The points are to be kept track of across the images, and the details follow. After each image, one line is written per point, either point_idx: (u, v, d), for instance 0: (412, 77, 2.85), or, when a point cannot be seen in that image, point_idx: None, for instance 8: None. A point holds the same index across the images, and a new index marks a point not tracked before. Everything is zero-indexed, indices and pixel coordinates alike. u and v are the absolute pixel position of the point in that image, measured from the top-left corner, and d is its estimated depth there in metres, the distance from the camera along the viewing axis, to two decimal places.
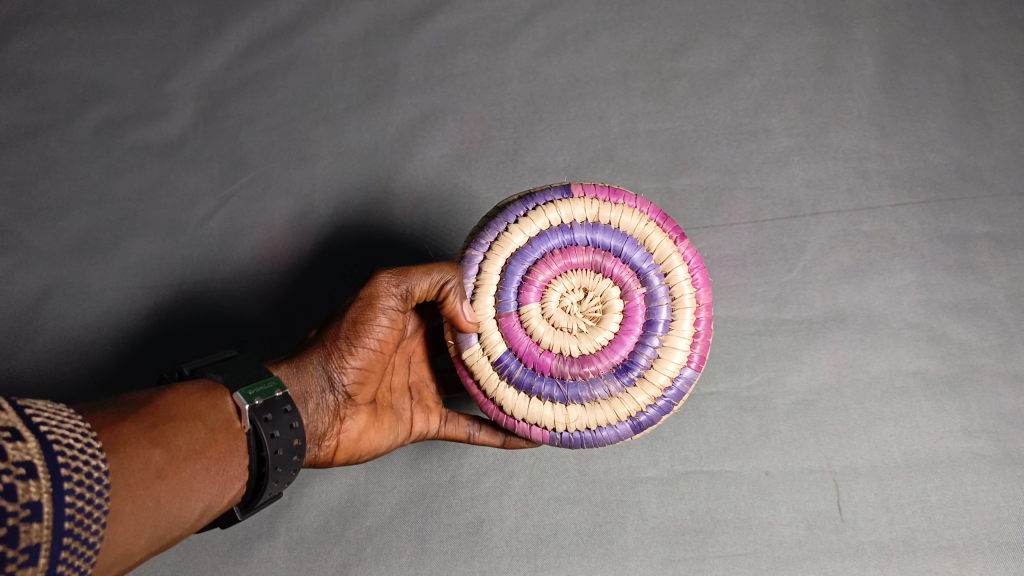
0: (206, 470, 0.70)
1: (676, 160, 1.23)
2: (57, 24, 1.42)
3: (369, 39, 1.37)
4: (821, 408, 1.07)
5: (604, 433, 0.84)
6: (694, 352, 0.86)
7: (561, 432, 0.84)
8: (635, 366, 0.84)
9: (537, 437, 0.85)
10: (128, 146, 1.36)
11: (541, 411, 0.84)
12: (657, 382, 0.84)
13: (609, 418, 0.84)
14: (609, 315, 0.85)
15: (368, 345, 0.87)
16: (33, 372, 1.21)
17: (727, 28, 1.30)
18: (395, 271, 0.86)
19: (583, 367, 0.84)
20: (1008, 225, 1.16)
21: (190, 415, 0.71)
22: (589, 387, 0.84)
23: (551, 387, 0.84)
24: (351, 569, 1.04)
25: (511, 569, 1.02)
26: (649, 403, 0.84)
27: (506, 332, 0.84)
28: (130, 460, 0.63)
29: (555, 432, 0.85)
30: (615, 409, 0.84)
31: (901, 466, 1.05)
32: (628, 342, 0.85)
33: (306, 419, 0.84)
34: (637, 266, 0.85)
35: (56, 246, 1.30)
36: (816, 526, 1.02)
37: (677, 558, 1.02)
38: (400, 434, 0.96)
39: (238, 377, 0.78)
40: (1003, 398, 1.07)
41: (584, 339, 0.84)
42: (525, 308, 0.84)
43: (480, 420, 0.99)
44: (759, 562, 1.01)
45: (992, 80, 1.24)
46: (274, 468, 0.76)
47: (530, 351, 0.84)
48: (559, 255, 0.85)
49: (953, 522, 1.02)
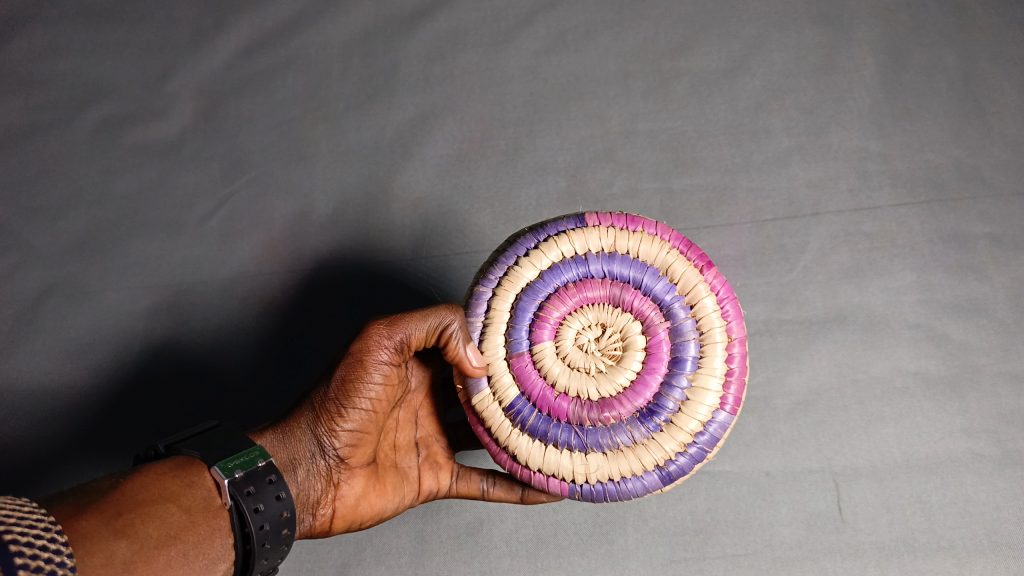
0: (181, 556, 0.70)
1: (676, 160, 1.23)
2: (56, 23, 1.42)
3: (369, 38, 1.37)
4: (822, 409, 1.07)
5: (629, 484, 0.79)
6: (728, 393, 0.80)
7: (581, 484, 0.79)
8: (662, 411, 0.79)
9: (555, 489, 0.80)
10: (128, 146, 1.35)
11: (560, 461, 0.79)
12: (686, 427, 0.79)
13: (635, 468, 0.78)
14: (630, 353, 0.80)
15: (361, 405, 0.82)
16: (33, 373, 1.21)
17: (727, 28, 1.30)
18: (387, 320, 0.82)
19: (604, 413, 0.79)
20: (1009, 225, 1.16)
21: (163, 499, 0.71)
22: (612, 435, 0.79)
23: (571, 436, 0.79)
24: (351, 569, 1.04)
25: (511, 569, 1.02)
26: (679, 451, 0.79)
27: (519, 375, 0.80)
28: (93, 557, 0.63)
29: (574, 484, 0.80)
30: (642, 458, 0.78)
31: (902, 466, 1.05)
32: (653, 384, 0.80)
33: (296, 490, 0.82)
34: (659, 297, 0.81)
35: (55, 247, 1.30)
36: (817, 526, 1.02)
37: (678, 558, 1.01)
38: (406, 496, 0.93)
39: (216, 451, 0.76)
40: (1003, 398, 1.07)
41: (604, 382, 0.80)
42: (540, 347, 0.80)
43: (493, 476, 0.96)
44: (760, 563, 1.01)
45: (993, 80, 1.24)
46: (262, 546, 0.74)
47: (545, 395, 0.80)
48: (574, 289, 0.81)
49: (954, 523, 1.02)
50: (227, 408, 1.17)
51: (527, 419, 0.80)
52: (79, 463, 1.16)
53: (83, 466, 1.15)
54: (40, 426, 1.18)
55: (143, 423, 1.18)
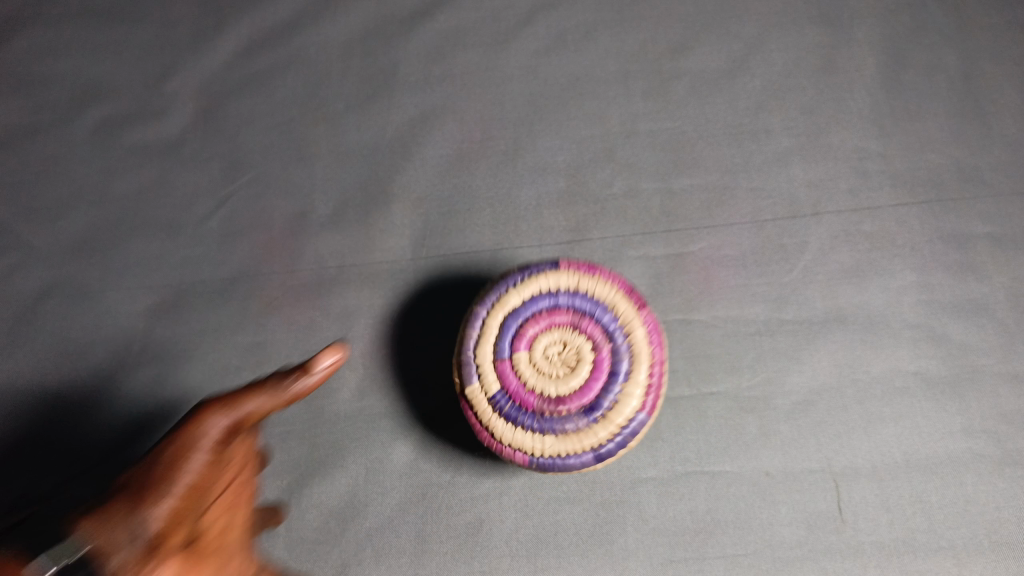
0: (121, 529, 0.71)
1: (676, 160, 1.23)
2: (56, 23, 1.42)
3: (369, 38, 1.37)
4: (821, 409, 1.07)
5: (566, 461, 0.91)
6: (653, 397, 0.93)
7: (537, 458, 0.92)
8: (599, 406, 0.91)
9: (518, 461, 0.93)
10: (127, 145, 1.35)
11: (511, 434, 0.92)
12: (616, 420, 0.91)
13: (572, 447, 0.91)
14: (579, 356, 0.93)
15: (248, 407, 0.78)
16: (35, 373, 1.22)
17: (728, 28, 1.30)
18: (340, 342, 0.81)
19: (552, 403, 0.92)
20: (1008, 225, 1.15)
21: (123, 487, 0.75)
22: (556, 420, 0.91)
23: (523, 416, 0.92)
24: (351, 569, 1.06)
25: (511, 569, 1.03)
26: (609, 437, 0.91)
27: (484, 365, 0.94)
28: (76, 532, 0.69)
29: (532, 457, 0.92)
30: (579, 441, 0.91)
31: (902, 466, 1.04)
32: (594, 381, 0.92)
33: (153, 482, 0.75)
34: (608, 327, 0.93)
35: (56, 247, 1.30)
36: (817, 526, 1.02)
37: (677, 558, 1.02)
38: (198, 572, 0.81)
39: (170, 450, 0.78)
40: (1003, 398, 1.07)
41: (554, 377, 0.93)
42: (502, 344, 0.94)
43: None
44: (759, 562, 1.01)
45: (993, 80, 1.24)
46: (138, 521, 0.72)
47: (517, 391, 0.92)
48: (545, 314, 0.94)
49: (953, 522, 1.02)
50: None
51: (489, 398, 0.93)
52: (80, 463, 1.16)
53: (85, 465, 1.16)
54: (42, 426, 1.19)
55: (144, 423, 1.18)
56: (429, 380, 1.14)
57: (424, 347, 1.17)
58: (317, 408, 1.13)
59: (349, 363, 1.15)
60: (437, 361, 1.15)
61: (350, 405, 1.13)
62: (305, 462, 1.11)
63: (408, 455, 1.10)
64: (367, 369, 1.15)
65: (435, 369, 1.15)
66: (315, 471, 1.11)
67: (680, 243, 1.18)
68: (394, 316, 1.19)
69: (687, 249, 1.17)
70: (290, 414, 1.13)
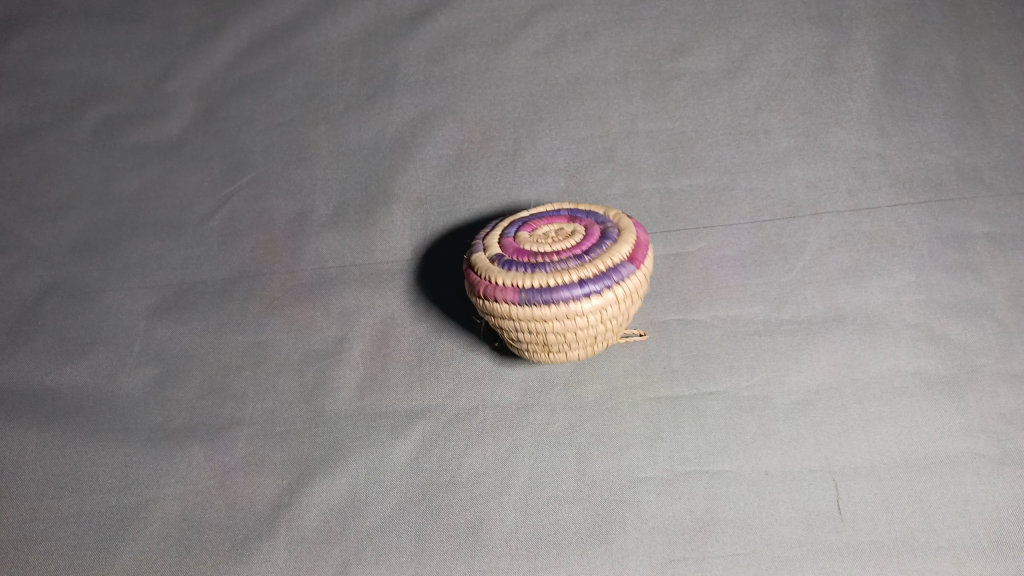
0: None
1: (676, 160, 1.24)
2: (54, 23, 1.41)
3: (369, 39, 1.36)
4: (821, 408, 1.07)
5: (554, 291, 0.90)
6: (640, 255, 0.94)
7: (528, 291, 0.90)
8: (588, 252, 0.93)
9: (510, 297, 0.91)
10: (127, 146, 1.36)
11: (502, 273, 0.92)
12: (606, 259, 0.92)
13: (560, 277, 0.90)
14: (573, 229, 0.97)
15: None
16: (34, 373, 1.23)
17: (727, 28, 1.29)
18: None
19: (546, 251, 0.93)
20: (1008, 225, 1.16)
21: None
22: (546, 262, 0.92)
23: (516, 262, 0.93)
24: (351, 569, 1.03)
25: (511, 568, 1.00)
26: (597, 272, 0.91)
27: (488, 242, 0.98)
28: None
29: (524, 294, 0.91)
30: (566, 273, 0.91)
31: (901, 466, 1.02)
32: (586, 240, 0.95)
33: None
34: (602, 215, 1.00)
35: (56, 248, 1.32)
36: (816, 526, 0.99)
37: (677, 557, 0.98)
38: None
39: None
40: (1003, 398, 1.06)
41: (551, 240, 0.95)
42: (506, 228, 1.00)
43: None
44: (760, 562, 0.97)
45: (992, 80, 1.24)
46: None
47: (514, 249, 0.95)
48: (546, 214, 1.01)
49: (954, 522, 0.98)
50: (226, 407, 1.18)
51: (489, 257, 0.96)
52: (79, 462, 1.16)
53: (82, 463, 1.16)
54: (41, 425, 1.19)
55: (142, 423, 1.18)
56: (430, 379, 1.15)
57: (427, 347, 1.18)
58: (318, 407, 1.15)
59: (350, 362, 1.18)
60: (439, 361, 1.16)
61: (351, 404, 1.15)
62: (306, 461, 1.12)
63: (409, 455, 1.10)
64: (369, 367, 1.17)
65: (437, 369, 1.16)
66: (315, 470, 1.11)
67: (681, 243, 1.19)
68: (397, 316, 1.21)
69: (687, 249, 1.18)
70: (292, 413, 1.16)
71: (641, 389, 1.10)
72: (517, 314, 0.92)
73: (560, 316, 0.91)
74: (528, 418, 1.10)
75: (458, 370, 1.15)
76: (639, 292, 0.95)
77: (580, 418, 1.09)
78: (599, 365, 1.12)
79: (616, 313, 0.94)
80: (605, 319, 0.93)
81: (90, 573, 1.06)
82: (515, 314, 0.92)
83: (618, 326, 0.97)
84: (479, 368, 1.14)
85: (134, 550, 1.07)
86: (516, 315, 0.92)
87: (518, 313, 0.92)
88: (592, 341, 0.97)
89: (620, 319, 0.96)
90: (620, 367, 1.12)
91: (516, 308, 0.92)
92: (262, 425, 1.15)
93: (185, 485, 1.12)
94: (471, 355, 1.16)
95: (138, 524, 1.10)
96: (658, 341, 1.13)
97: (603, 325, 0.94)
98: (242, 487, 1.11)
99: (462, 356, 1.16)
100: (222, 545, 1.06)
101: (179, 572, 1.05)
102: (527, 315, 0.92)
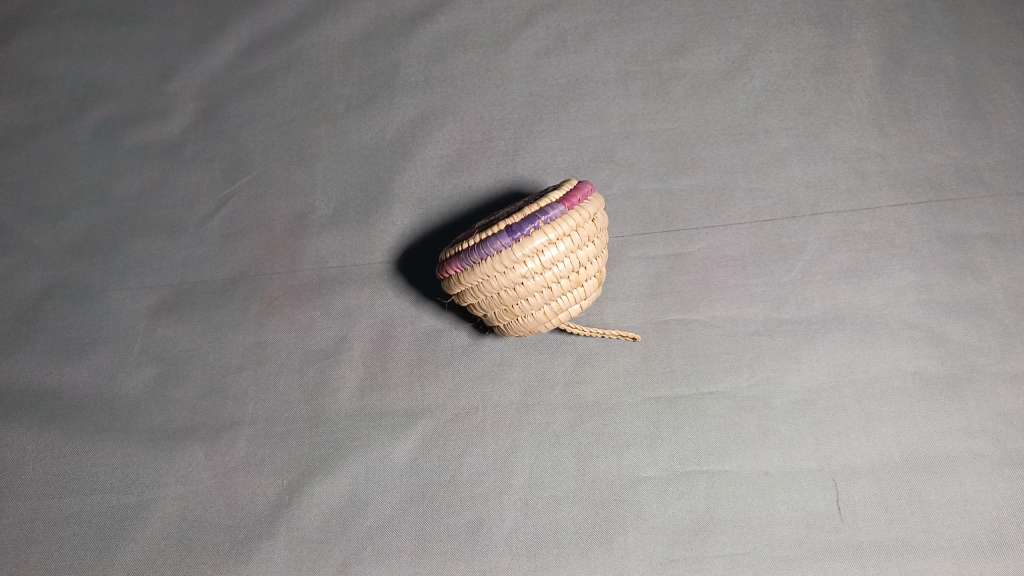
0: None
1: (677, 160, 1.24)
2: (55, 24, 1.43)
3: (369, 39, 1.37)
4: (821, 408, 1.07)
5: (484, 243, 0.92)
6: (574, 198, 0.94)
7: (466, 253, 0.94)
8: (524, 207, 0.95)
9: (455, 265, 0.95)
10: (128, 146, 1.36)
11: (452, 249, 0.98)
12: (534, 207, 0.93)
13: (491, 231, 0.93)
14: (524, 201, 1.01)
15: None
16: (33, 373, 1.23)
17: (727, 29, 1.30)
18: None
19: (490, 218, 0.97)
20: (1008, 225, 1.16)
21: None
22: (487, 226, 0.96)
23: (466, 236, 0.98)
24: (351, 569, 1.06)
25: (511, 568, 1.03)
26: (523, 218, 0.92)
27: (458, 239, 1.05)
28: None
29: (465, 258, 0.94)
30: (497, 226, 0.93)
31: (901, 465, 1.04)
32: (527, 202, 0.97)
33: None
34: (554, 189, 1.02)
35: (56, 247, 1.31)
36: (816, 526, 1.02)
37: (677, 558, 1.02)
38: None
39: None
40: (1002, 398, 1.07)
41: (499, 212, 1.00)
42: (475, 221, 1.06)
43: None
44: (759, 562, 1.01)
45: (992, 80, 1.25)
46: None
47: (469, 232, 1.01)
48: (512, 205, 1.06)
49: (953, 522, 1.02)
50: (227, 407, 1.18)
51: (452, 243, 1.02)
52: (79, 463, 1.17)
53: (82, 463, 1.17)
54: (41, 425, 1.19)
55: (143, 423, 1.18)
56: (428, 379, 1.14)
57: (425, 346, 1.16)
58: (318, 408, 1.15)
59: (350, 363, 1.18)
60: (437, 361, 1.15)
61: (351, 404, 1.15)
62: (306, 461, 1.12)
63: (409, 455, 1.10)
64: (367, 368, 1.17)
65: (434, 369, 1.14)
66: (316, 470, 1.12)
67: (681, 243, 1.18)
68: (395, 316, 1.20)
69: (687, 249, 1.17)
70: (292, 414, 1.16)
71: (640, 389, 1.09)
72: (466, 279, 0.95)
73: (497, 268, 0.92)
74: (528, 418, 1.09)
75: (456, 370, 1.13)
76: (580, 233, 0.93)
77: (580, 418, 1.08)
78: (598, 364, 1.10)
79: (557, 256, 0.92)
80: (547, 264, 0.92)
81: (92, 573, 1.10)
82: (466, 281, 0.96)
83: (572, 275, 0.95)
84: (478, 368, 1.13)
85: (135, 551, 1.11)
86: (466, 281, 0.95)
87: (466, 278, 0.95)
88: (548, 294, 0.95)
89: (570, 265, 0.94)
90: (620, 367, 1.10)
91: (463, 273, 0.95)
92: (262, 426, 1.16)
93: (186, 486, 1.14)
94: (468, 354, 1.14)
95: (138, 525, 1.12)
96: (658, 341, 1.12)
97: (548, 273, 0.93)
98: (243, 487, 1.12)
99: (460, 356, 1.14)
100: (222, 545, 1.09)
101: (180, 572, 1.09)
102: (473, 277, 0.94)
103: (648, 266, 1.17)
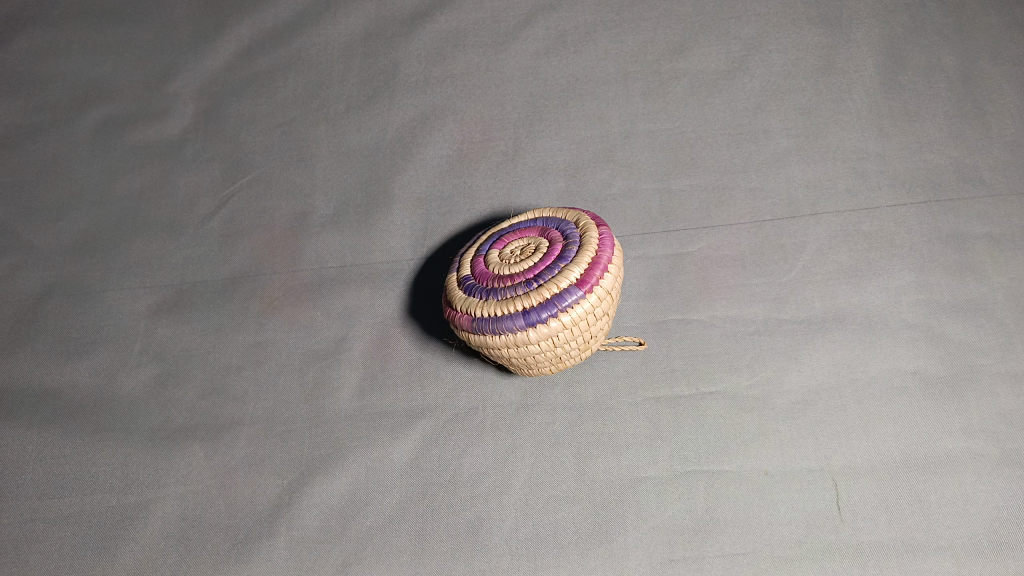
0: None
1: (676, 161, 1.24)
2: (55, 24, 1.46)
3: (369, 39, 1.38)
4: (821, 408, 1.04)
5: (497, 320, 0.89)
6: (593, 276, 0.89)
7: (479, 320, 0.91)
8: (540, 276, 0.90)
9: (468, 325, 0.92)
10: (128, 146, 1.39)
11: (462, 299, 0.93)
12: (553, 287, 0.88)
13: (505, 307, 0.89)
14: (537, 248, 0.95)
15: None
16: (33, 372, 1.24)
17: (727, 28, 1.31)
18: None
19: (502, 275, 0.92)
20: (1008, 224, 1.14)
21: None
22: (500, 288, 0.91)
23: (476, 286, 0.93)
24: (351, 568, 1.03)
25: (510, 568, 1.00)
26: (541, 302, 0.88)
27: (465, 260, 0.99)
28: None
29: (477, 323, 0.91)
30: (512, 302, 0.89)
31: (901, 466, 0.99)
32: (542, 261, 0.92)
33: None
34: (570, 233, 0.95)
35: (56, 247, 1.34)
36: (816, 525, 0.97)
37: (677, 557, 0.97)
38: None
39: None
40: (1002, 398, 1.02)
41: (511, 261, 0.94)
42: (481, 246, 0.99)
43: None
44: (759, 563, 0.95)
45: (992, 80, 1.24)
46: None
47: (480, 271, 0.95)
48: (522, 230, 0.98)
49: (953, 522, 0.95)
50: (226, 407, 1.18)
51: (458, 279, 0.97)
52: (79, 462, 1.17)
53: (80, 459, 1.17)
54: (40, 425, 1.20)
55: (142, 421, 1.19)
56: (428, 379, 1.14)
57: (425, 346, 1.16)
58: (318, 408, 1.15)
59: (350, 363, 1.18)
60: (437, 361, 1.15)
61: (351, 404, 1.15)
62: (306, 461, 1.12)
63: (409, 455, 1.09)
64: (367, 368, 1.17)
65: (434, 369, 1.14)
66: (316, 470, 1.11)
67: (680, 243, 1.18)
68: (395, 316, 1.20)
69: (686, 249, 1.17)
70: (292, 414, 1.16)
71: (640, 389, 1.08)
72: (474, 341, 0.93)
73: (509, 345, 0.90)
74: (528, 419, 1.09)
75: (456, 370, 1.14)
76: (595, 315, 0.90)
77: (580, 418, 1.07)
78: (598, 364, 1.10)
79: (570, 337, 0.91)
80: (559, 344, 0.91)
81: (91, 571, 1.08)
82: (475, 342, 0.94)
83: (581, 346, 0.94)
84: (477, 368, 1.13)
85: (136, 551, 1.09)
86: (474, 342, 0.93)
87: (474, 340, 0.93)
88: (555, 361, 0.95)
89: (581, 342, 0.93)
90: (620, 367, 1.10)
91: (471, 335, 0.93)
92: (262, 426, 1.15)
93: (186, 485, 1.13)
94: (469, 354, 1.14)
95: (138, 525, 1.11)
96: (658, 341, 1.11)
97: (558, 349, 0.92)
98: (242, 486, 1.11)
99: (460, 356, 1.14)
100: (221, 546, 1.07)
101: (180, 572, 1.06)
102: (482, 342, 0.92)
103: (648, 266, 1.17)
